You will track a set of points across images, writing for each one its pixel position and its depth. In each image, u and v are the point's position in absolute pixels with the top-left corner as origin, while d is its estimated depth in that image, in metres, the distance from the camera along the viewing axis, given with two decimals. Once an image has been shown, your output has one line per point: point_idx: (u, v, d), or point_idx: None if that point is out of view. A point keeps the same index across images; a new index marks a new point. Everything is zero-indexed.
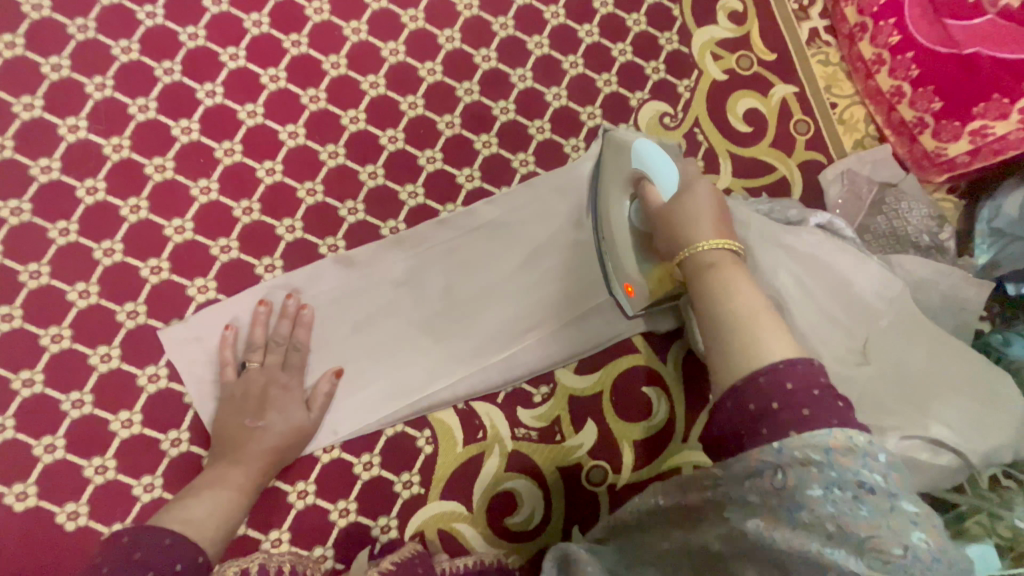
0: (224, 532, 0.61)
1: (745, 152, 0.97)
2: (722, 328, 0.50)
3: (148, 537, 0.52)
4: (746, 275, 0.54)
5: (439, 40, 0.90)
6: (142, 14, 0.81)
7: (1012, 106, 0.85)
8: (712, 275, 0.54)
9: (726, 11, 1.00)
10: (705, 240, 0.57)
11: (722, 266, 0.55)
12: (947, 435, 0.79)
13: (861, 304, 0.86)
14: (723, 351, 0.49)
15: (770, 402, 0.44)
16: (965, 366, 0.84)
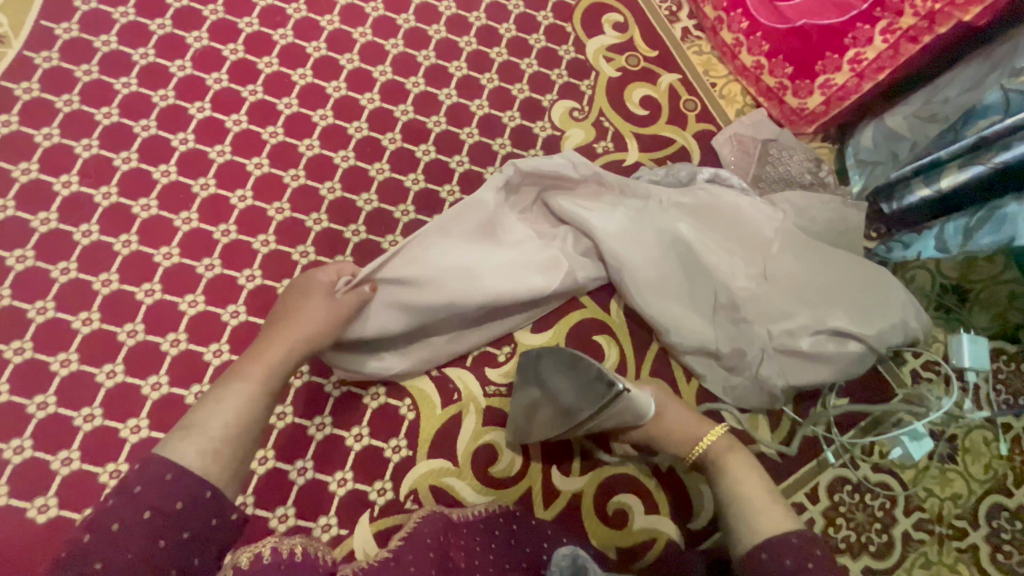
0: (249, 453, 0.58)
1: (646, 131, 1.15)
2: (736, 506, 0.66)
3: (153, 467, 0.51)
4: (744, 454, 0.73)
5: (374, 75, 1.07)
6: (118, 85, 0.96)
7: (842, 60, 1.04)
8: (721, 466, 0.72)
9: (610, 23, 1.21)
10: (706, 436, 0.77)
11: (730, 451, 0.74)
12: (845, 326, 0.93)
13: (755, 242, 0.99)
14: (743, 522, 0.64)
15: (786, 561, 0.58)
16: (855, 276, 0.96)
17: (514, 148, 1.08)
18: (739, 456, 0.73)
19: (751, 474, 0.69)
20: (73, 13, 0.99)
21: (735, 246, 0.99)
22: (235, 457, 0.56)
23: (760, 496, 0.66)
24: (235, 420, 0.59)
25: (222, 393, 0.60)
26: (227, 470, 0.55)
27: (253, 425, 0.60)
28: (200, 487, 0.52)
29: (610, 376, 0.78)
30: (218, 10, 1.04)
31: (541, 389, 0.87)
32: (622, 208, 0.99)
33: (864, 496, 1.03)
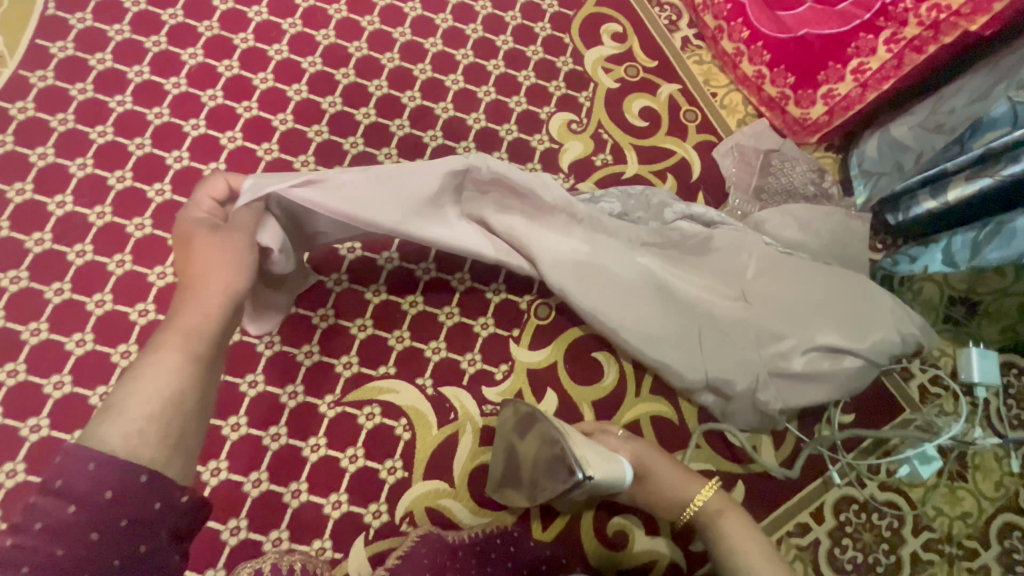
0: (192, 425, 0.53)
1: (645, 142, 1.14)
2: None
3: (77, 455, 0.45)
4: (739, 516, 0.77)
5: (370, 89, 1.06)
6: (113, 103, 0.96)
7: (845, 70, 1.02)
8: (720, 530, 0.76)
9: (608, 33, 1.20)
10: (699, 494, 0.79)
11: (724, 513, 0.77)
12: (837, 342, 0.91)
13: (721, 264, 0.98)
14: None
15: None
16: (844, 291, 0.95)
17: (511, 162, 1.07)
18: (734, 516, 0.77)
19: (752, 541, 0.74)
20: (68, 32, 0.99)
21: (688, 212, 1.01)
22: (166, 434, 0.51)
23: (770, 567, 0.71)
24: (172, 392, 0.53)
25: (149, 363, 0.54)
26: (161, 452, 0.50)
27: (189, 396, 0.54)
28: (136, 472, 0.47)
29: (571, 462, 0.74)
30: (213, 27, 1.04)
31: (518, 442, 0.86)
32: (586, 244, 0.94)
33: (871, 516, 1.00)
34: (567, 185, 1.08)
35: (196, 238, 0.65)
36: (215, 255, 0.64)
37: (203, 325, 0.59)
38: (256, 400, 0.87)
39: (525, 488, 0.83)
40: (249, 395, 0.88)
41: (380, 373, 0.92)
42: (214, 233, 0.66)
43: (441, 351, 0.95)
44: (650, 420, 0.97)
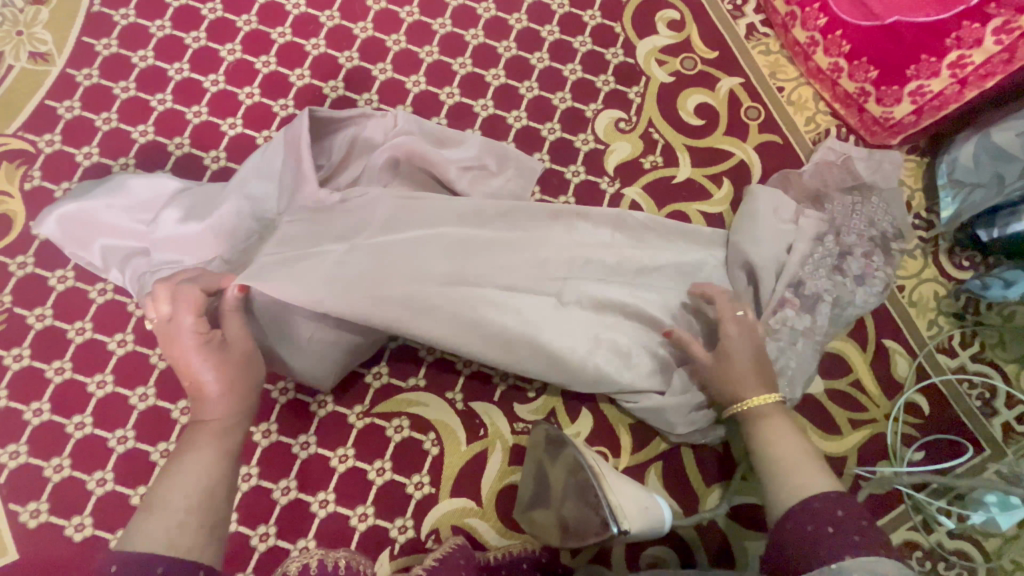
0: (224, 512, 0.54)
1: (700, 143, 1.04)
2: (773, 473, 0.64)
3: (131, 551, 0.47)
4: (789, 423, 0.70)
5: (407, 85, 1.02)
6: (154, 102, 0.96)
7: (941, 64, 0.89)
8: (762, 431, 0.69)
9: (664, 21, 1.10)
10: (751, 395, 0.72)
11: (773, 417, 0.70)
12: None
13: (634, 260, 0.87)
14: (776, 488, 0.63)
15: (825, 526, 0.56)
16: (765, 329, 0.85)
17: (553, 163, 1.01)
18: (777, 420, 0.70)
19: (790, 442, 0.67)
20: (112, 29, 0.99)
21: (436, 129, 0.94)
22: (203, 519, 0.52)
23: (802, 468, 0.63)
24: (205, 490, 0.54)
25: (178, 462, 0.56)
26: (199, 540, 0.51)
27: (218, 487, 0.55)
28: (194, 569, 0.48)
29: (606, 513, 0.68)
30: (251, 21, 1.02)
31: (550, 466, 0.81)
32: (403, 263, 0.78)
33: (936, 565, 0.91)
34: (612, 189, 1.01)
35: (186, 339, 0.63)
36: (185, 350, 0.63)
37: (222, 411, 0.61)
38: (285, 409, 0.87)
39: (554, 515, 0.78)
40: (280, 402, 0.87)
41: (410, 385, 0.90)
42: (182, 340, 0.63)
43: (472, 365, 0.91)
44: (692, 447, 0.91)
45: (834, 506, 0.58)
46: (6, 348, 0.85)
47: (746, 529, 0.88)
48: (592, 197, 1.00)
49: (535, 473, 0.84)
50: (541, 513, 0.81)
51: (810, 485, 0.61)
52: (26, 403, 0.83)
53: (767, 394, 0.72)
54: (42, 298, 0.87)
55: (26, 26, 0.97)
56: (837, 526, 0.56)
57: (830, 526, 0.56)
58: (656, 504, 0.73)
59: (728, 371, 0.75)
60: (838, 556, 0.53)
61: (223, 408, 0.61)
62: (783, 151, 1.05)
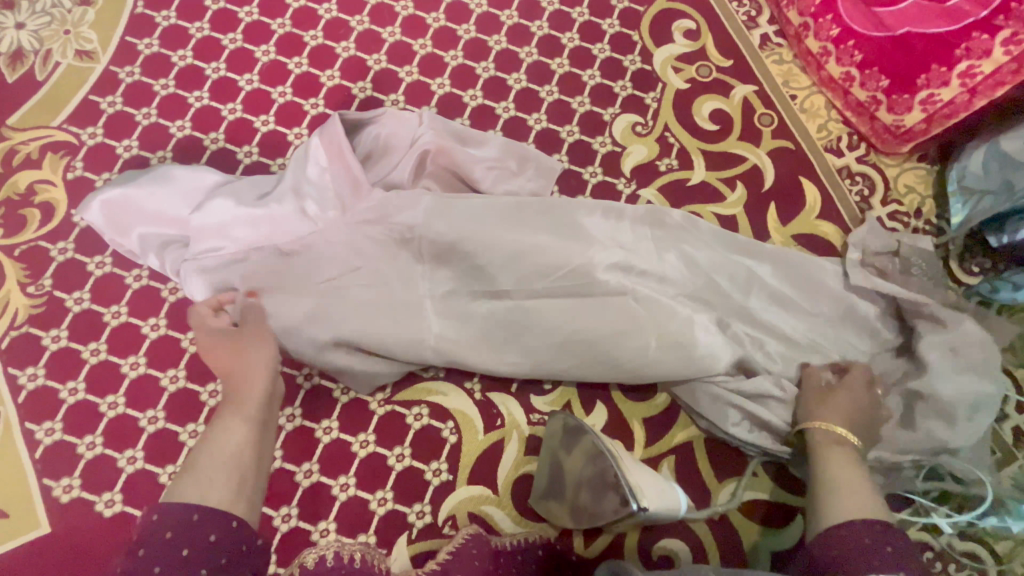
0: (254, 479, 0.60)
1: (715, 148, 1.07)
2: (827, 485, 0.68)
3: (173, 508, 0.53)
4: (859, 464, 0.72)
5: (432, 87, 1.06)
6: (192, 98, 1.01)
7: (951, 73, 0.93)
8: (828, 455, 0.73)
9: (680, 30, 1.14)
10: (832, 425, 0.76)
11: (844, 450, 0.73)
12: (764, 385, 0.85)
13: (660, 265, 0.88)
14: (828, 499, 0.66)
15: (877, 543, 0.58)
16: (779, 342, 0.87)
17: (571, 164, 1.04)
18: (847, 455, 0.72)
19: (853, 473, 0.69)
20: (154, 29, 1.04)
21: (463, 130, 0.96)
22: (235, 476, 0.58)
23: (857, 493, 0.66)
24: (240, 450, 0.61)
25: (219, 431, 0.62)
26: (231, 494, 0.56)
27: (248, 451, 0.61)
28: (228, 518, 0.54)
29: (627, 492, 0.71)
30: (285, 24, 1.06)
31: (564, 457, 0.83)
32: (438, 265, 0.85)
33: (948, 566, 0.91)
34: (628, 191, 1.04)
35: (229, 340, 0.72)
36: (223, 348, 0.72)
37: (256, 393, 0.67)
38: (309, 395, 0.90)
39: (572, 501, 0.80)
40: (304, 387, 0.90)
41: (430, 374, 0.92)
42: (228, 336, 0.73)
43: None
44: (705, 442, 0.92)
45: (887, 539, 0.58)
46: (44, 329, 0.88)
47: (757, 525, 0.89)
48: (609, 198, 1.03)
49: (549, 462, 0.86)
50: (557, 501, 0.83)
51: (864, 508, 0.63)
52: (63, 382, 0.86)
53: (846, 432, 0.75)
54: (80, 282, 0.90)
55: (73, 25, 1.02)
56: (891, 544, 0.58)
57: (868, 539, 0.58)
58: (671, 489, 0.75)
59: (823, 406, 0.79)
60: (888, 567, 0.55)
61: (260, 380, 0.68)
62: (795, 157, 1.08)
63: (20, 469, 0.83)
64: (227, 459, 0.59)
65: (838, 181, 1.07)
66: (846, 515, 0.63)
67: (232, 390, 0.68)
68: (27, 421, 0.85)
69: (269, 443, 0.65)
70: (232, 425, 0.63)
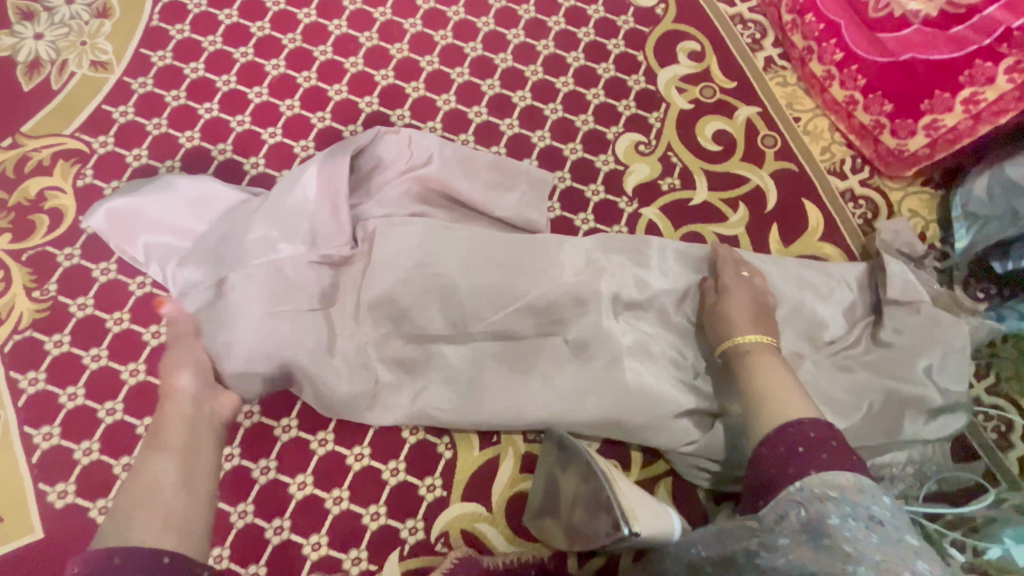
0: (186, 517, 0.60)
1: (718, 168, 1.08)
2: (755, 395, 0.69)
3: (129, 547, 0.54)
4: (775, 357, 0.73)
5: (438, 103, 1.08)
6: (202, 110, 1.03)
7: (954, 99, 0.93)
8: (747, 365, 0.73)
9: (685, 52, 1.15)
10: (742, 335, 0.77)
11: (759, 353, 0.74)
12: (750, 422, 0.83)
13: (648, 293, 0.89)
14: (757, 414, 0.66)
15: (797, 447, 0.60)
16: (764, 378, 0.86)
17: (573, 182, 1.05)
18: (764, 356, 0.73)
19: (775, 373, 0.70)
20: (168, 42, 1.06)
21: (469, 154, 0.97)
22: (152, 512, 0.59)
23: (783, 393, 0.67)
24: (159, 484, 0.62)
25: (146, 464, 0.65)
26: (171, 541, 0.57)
27: (166, 488, 0.62)
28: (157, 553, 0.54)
29: (617, 515, 0.69)
30: (296, 39, 1.09)
31: (560, 475, 0.83)
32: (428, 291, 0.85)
33: None
34: (630, 209, 1.04)
35: (174, 365, 0.76)
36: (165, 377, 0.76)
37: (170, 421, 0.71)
38: (306, 407, 0.90)
39: (566, 521, 0.79)
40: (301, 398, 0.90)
41: None
42: (173, 368, 0.76)
43: None
44: None
45: (813, 427, 0.61)
46: (47, 334, 0.89)
47: None
48: (610, 216, 1.03)
49: (546, 480, 0.85)
50: (551, 519, 0.82)
51: (789, 407, 0.65)
52: (62, 387, 0.87)
53: (758, 336, 0.76)
54: (85, 288, 0.91)
55: (90, 37, 1.05)
56: (809, 445, 0.59)
57: (803, 442, 0.60)
58: (666, 514, 0.73)
59: (731, 318, 0.80)
60: (808, 472, 0.57)
61: (172, 416, 0.71)
62: (798, 179, 1.08)
63: (17, 474, 0.83)
64: (149, 492, 0.61)
65: (841, 205, 1.07)
66: (773, 423, 0.64)
67: (155, 430, 0.70)
68: (25, 426, 0.85)
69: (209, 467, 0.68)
70: (154, 459, 0.65)
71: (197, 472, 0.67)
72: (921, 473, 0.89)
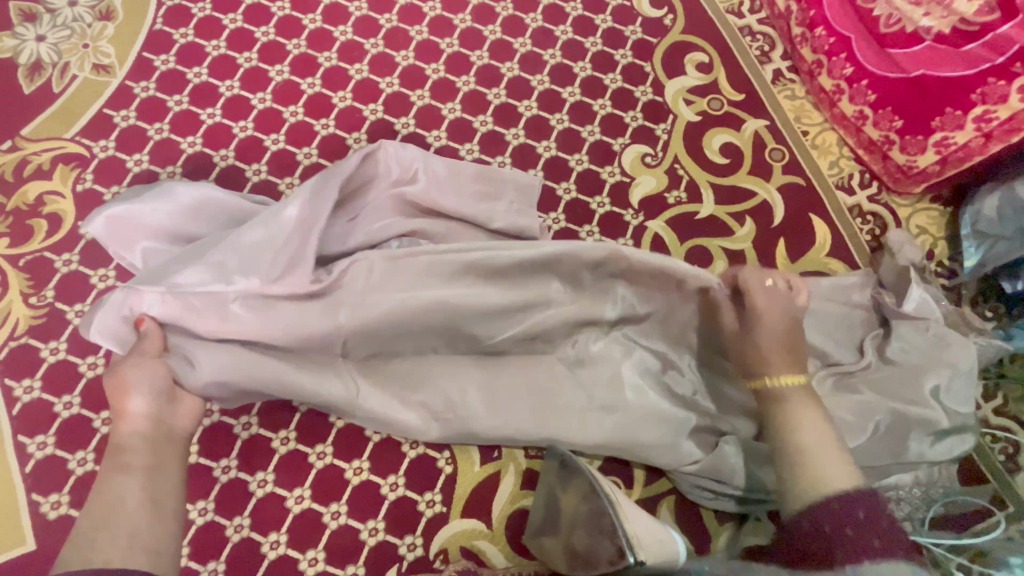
0: (155, 531, 0.64)
1: (725, 182, 1.07)
2: (791, 454, 0.63)
3: None
4: (817, 410, 0.67)
5: (443, 112, 1.06)
6: (204, 115, 1.01)
7: (966, 117, 0.92)
8: (784, 410, 0.68)
9: (693, 63, 1.14)
10: (778, 375, 0.71)
11: (796, 403, 0.68)
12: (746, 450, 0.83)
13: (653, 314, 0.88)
14: (795, 480, 0.60)
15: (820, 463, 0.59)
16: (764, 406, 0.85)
17: (579, 194, 1.04)
18: (800, 403, 0.68)
19: (817, 431, 0.64)
20: (171, 46, 1.05)
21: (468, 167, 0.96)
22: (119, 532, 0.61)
23: (817, 455, 0.61)
24: (123, 503, 0.64)
25: (109, 484, 0.66)
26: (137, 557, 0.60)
27: (132, 505, 0.65)
28: None
29: (623, 542, 0.67)
30: (300, 44, 1.07)
31: (562, 493, 0.82)
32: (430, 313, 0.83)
33: None
34: (636, 222, 1.03)
35: (122, 379, 0.74)
36: (117, 393, 0.74)
37: (130, 438, 0.71)
38: (305, 419, 0.88)
39: (565, 541, 0.77)
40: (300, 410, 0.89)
41: None
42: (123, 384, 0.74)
43: None
44: None
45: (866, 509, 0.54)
46: (44, 341, 0.88)
47: None
48: (615, 229, 1.02)
49: (546, 498, 0.84)
50: (549, 538, 0.80)
51: (835, 473, 0.59)
52: (58, 395, 0.86)
53: (792, 377, 0.71)
54: (82, 294, 0.90)
55: (92, 40, 1.04)
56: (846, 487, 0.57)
57: (860, 515, 0.54)
58: (670, 538, 0.71)
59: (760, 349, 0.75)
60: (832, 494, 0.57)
61: (131, 431, 0.72)
62: (806, 193, 1.07)
63: (9, 484, 0.82)
64: (112, 510, 0.63)
65: (849, 220, 1.05)
66: (816, 492, 0.58)
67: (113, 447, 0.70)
68: (19, 435, 0.84)
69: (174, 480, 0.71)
70: (117, 479, 0.67)
71: (162, 486, 0.69)
72: (928, 495, 0.87)
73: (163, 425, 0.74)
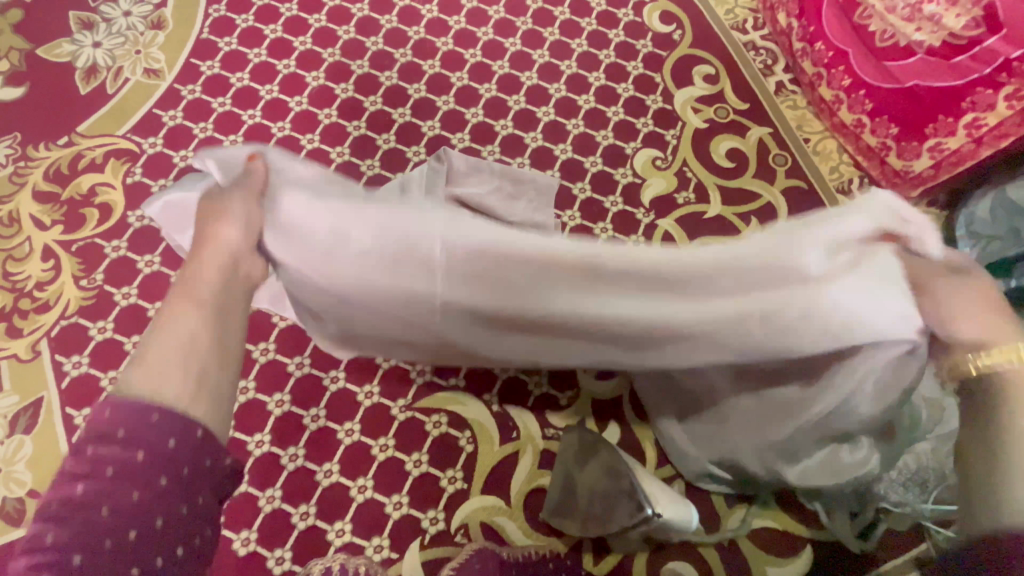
0: (221, 373, 0.45)
1: (731, 184, 1.13)
2: None
3: (123, 449, 0.39)
4: None
5: (467, 116, 1.14)
6: (246, 116, 1.09)
7: (957, 124, 0.97)
8: None
9: (700, 75, 1.21)
10: None
11: None
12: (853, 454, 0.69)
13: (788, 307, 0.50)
14: None
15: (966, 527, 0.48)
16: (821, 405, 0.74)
17: (593, 194, 1.10)
18: None
19: None
20: (217, 53, 1.13)
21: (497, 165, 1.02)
22: (188, 366, 0.44)
23: None
24: (190, 343, 0.44)
25: (162, 322, 0.45)
26: (200, 399, 0.43)
27: (201, 345, 0.45)
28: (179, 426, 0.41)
29: (642, 498, 0.76)
30: (335, 52, 1.16)
31: (577, 470, 0.87)
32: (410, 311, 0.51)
33: None
34: (647, 220, 1.09)
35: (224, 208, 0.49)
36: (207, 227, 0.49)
37: (204, 277, 0.47)
38: (335, 397, 0.93)
39: (584, 513, 0.84)
40: (330, 389, 0.94)
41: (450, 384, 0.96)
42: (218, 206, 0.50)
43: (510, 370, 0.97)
44: None
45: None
46: (91, 320, 0.94)
47: (767, 554, 0.89)
48: (628, 227, 1.08)
49: (560, 477, 0.89)
50: (565, 512, 0.86)
51: None
52: (104, 370, 0.91)
53: None
54: (128, 278, 0.96)
55: (144, 46, 1.12)
56: None
57: None
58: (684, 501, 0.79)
59: None
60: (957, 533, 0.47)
61: (209, 267, 0.48)
62: (808, 196, 1.13)
63: (57, 452, 0.87)
64: (183, 346, 0.44)
65: None
66: None
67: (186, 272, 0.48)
68: (67, 407, 0.89)
69: (238, 329, 0.48)
70: (180, 314, 0.45)
71: (205, 342, 0.45)
72: None
73: (245, 265, 0.50)
